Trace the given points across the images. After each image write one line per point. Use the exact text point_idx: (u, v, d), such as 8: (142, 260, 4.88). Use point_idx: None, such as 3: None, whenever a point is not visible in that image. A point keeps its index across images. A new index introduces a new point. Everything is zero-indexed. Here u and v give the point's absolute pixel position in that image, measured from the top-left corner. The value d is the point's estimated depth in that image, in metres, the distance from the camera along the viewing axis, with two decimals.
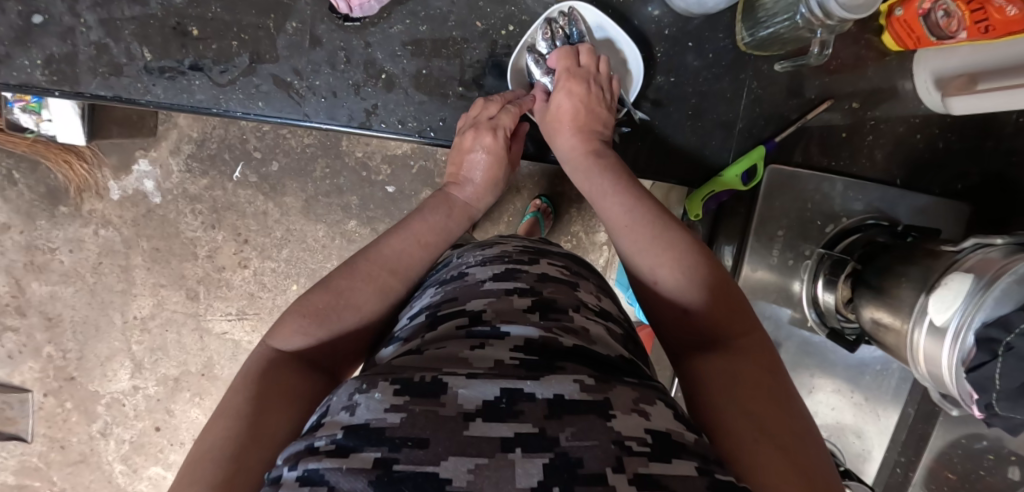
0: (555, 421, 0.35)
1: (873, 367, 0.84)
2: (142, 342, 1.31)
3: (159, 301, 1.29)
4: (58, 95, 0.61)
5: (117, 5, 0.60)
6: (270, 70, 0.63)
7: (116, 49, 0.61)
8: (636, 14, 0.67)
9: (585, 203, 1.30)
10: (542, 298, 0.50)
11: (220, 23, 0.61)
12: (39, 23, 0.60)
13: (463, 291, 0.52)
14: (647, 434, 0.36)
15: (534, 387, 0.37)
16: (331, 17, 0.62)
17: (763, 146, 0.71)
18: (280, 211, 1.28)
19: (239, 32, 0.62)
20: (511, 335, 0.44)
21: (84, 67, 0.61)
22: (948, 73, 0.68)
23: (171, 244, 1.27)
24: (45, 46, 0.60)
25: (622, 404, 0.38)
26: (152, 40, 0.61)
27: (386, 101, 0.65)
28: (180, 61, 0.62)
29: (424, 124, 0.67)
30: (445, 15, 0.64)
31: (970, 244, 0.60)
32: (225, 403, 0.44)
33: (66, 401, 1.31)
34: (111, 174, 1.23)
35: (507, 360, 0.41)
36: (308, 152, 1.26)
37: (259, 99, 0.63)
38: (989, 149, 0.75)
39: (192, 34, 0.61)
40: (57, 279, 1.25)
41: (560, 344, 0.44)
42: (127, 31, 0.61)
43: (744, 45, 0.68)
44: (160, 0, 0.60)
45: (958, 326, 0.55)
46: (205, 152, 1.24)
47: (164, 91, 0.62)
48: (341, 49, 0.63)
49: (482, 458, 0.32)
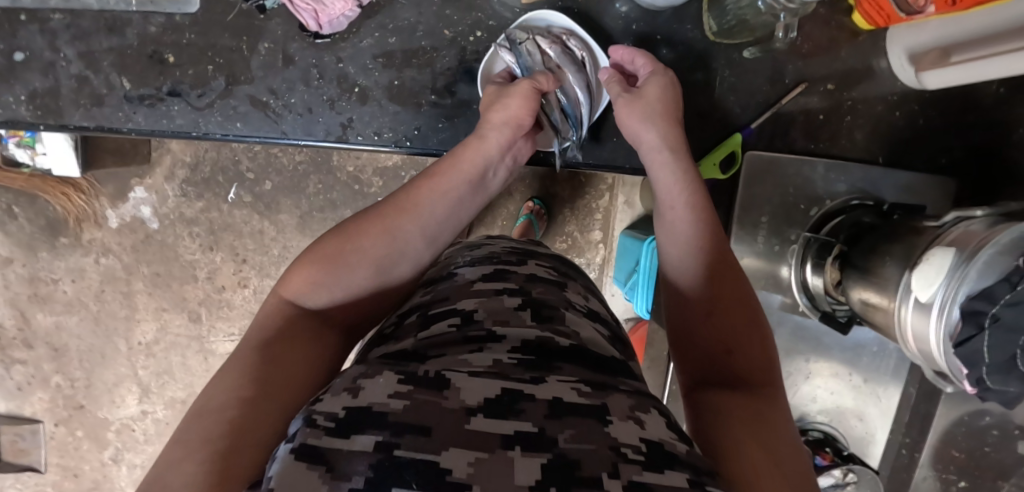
0: (554, 422, 0.35)
1: (869, 347, 0.84)
2: (148, 367, 1.32)
3: (163, 325, 1.31)
4: (43, 129, 0.63)
5: (94, 37, 0.62)
6: (247, 91, 0.64)
7: (96, 80, 0.62)
8: (605, 12, 0.68)
9: (578, 202, 1.30)
10: (532, 297, 0.50)
11: (195, 48, 0.63)
12: (21, 60, 0.62)
13: (454, 291, 0.52)
14: (642, 442, 0.35)
15: (533, 389, 0.37)
16: (302, 35, 0.63)
17: (740, 133, 0.71)
18: (276, 228, 1.29)
19: (214, 56, 0.63)
20: (507, 337, 0.44)
21: (67, 100, 0.63)
22: (921, 48, 0.68)
23: (170, 268, 1.29)
24: (28, 82, 0.62)
25: (619, 410, 0.38)
26: (130, 69, 0.63)
27: (361, 113, 0.66)
28: (158, 87, 0.63)
29: (400, 134, 0.67)
30: (414, 26, 0.65)
31: (951, 218, 0.60)
32: (235, 359, 0.43)
33: (77, 429, 1.32)
34: (108, 202, 1.25)
35: (506, 359, 0.41)
36: (300, 169, 1.27)
37: (237, 120, 0.64)
38: (971, 122, 0.75)
39: (169, 61, 0.63)
40: (62, 308, 1.28)
41: (556, 344, 0.44)
42: (105, 62, 0.62)
43: (713, 34, 0.68)
44: (136, 30, 0.62)
45: (942, 301, 0.54)
46: (199, 176, 1.26)
47: (145, 118, 0.64)
48: (313, 66, 0.64)
49: (482, 453, 0.32)
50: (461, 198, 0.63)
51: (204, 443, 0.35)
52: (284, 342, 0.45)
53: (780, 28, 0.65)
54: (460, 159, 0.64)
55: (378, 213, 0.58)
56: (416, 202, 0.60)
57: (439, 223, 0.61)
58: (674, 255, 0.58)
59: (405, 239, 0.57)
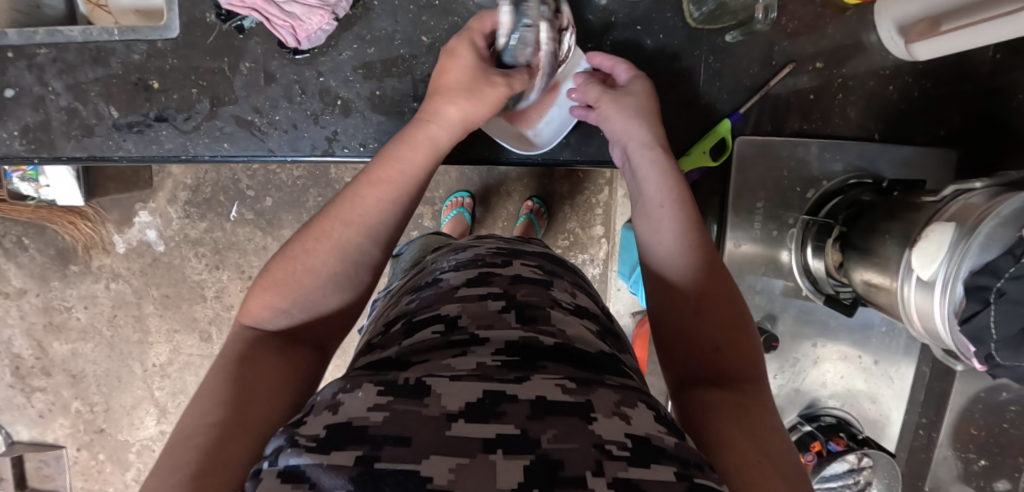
0: (537, 422, 0.34)
1: (878, 328, 0.82)
2: (164, 388, 1.36)
3: (175, 346, 1.34)
4: (37, 162, 0.64)
5: (81, 69, 0.63)
6: (232, 111, 0.64)
7: (85, 111, 0.63)
8: (585, 8, 0.68)
9: (578, 198, 1.29)
10: (516, 299, 0.50)
11: (178, 73, 0.63)
12: (12, 96, 0.63)
13: (437, 297, 0.52)
14: (628, 437, 0.35)
15: (516, 390, 0.37)
16: (282, 52, 0.63)
17: (729, 119, 0.70)
18: (280, 244, 1.30)
19: (198, 79, 0.63)
20: (491, 340, 0.44)
21: (58, 132, 0.63)
22: (910, 20, 0.67)
23: (179, 289, 1.32)
24: (21, 117, 0.63)
25: (604, 407, 0.37)
26: (116, 98, 0.63)
27: (346, 125, 0.66)
28: (146, 114, 0.64)
29: (385, 143, 0.67)
30: (392, 34, 0.65)
31: (951, 192, 0.59)
32: (202, 392, 0.43)
33: (99, 453, 1.38)
34: (114, 228, 1.28)
35: (489, 362, 0.41)
36: (299, 184, 1.28)
37: (224, 141, 0.65)
38: (969, 90, 0.74)
39: (154, 87, 0.63)
40: (77, 336, 1.33)
41: (541, 344, 0.43)
42: (92, 93, 0.63)
43: (694, 21, 0.68)
44: (120, 59, 0.63)
45: (946, 278, 0.53)
46: (201, 196, 1.28)
47: (135, 145, 0.64)
48: (295, 82, 0.64)
49: (464, 458, 0.32)
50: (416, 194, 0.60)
51: (174, 474, 0.36)
52: (249, 370, 0.45)
53: (760, 9, 0.64)
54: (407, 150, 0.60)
55: (329, 222, 0.55)
56: (366, 208, 0.56)
57: (394, 229, 0.58)
58: (663, 248, 0.56)
59: (360, 249, 0.55)
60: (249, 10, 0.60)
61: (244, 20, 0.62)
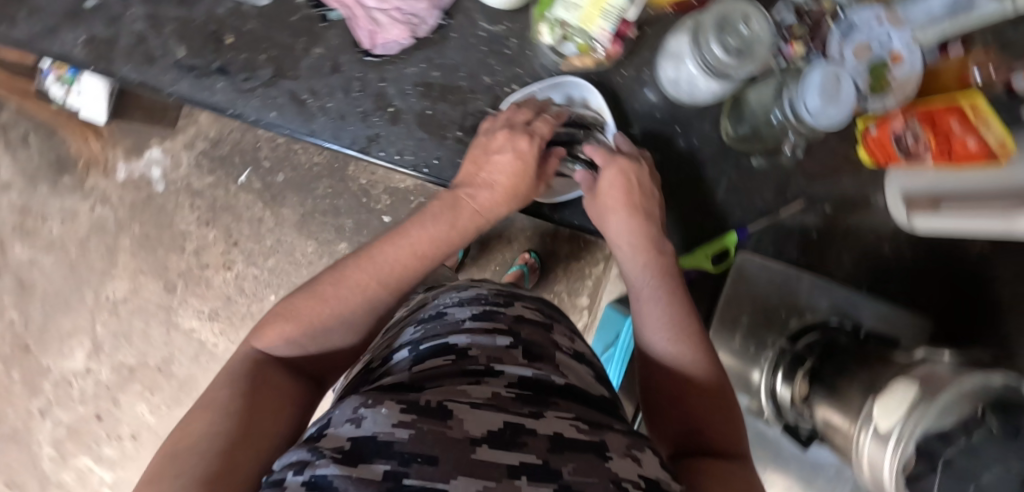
0: (556, 455, 0.35)
1: (829, 473, 0.81)
2: (107, 325, 1.32)
3: (136, 286, 1.31)
4: (90, 72, 0.64)
5: (166, 3, 0.65)
6: (290, 86, 0.66)
7: (154, 41, 0.65)
8: (635, 98, 0.73)
9: (572, 265, 1.32)
10: (523, 338, 0.51)
11: (254, 37, 0.66)
12: (91, 6, 0.64)
13: (445, 328, 0.52)
14: (641, 478, 0.36)
15: (533, 425, 0.38)
16: (354, 49, 0.67)
17: (735, 231, 0.75)
18: (276, 220, 1.30)
19: (269, 48, 0.66)
20: (505, 373, 0.45)
21: (120, 52, 0.65)
22: (917, 192, 0.72)
23: (161, 234, 1.30)
24: (90, 27, 0.64)
25: (617, 448, 0.38)
26: (188, 40, 0.65)
27: (388, 132, 0.67)
28: (209, 62, 0.66)
29: (420, 159, 0.68)
30: (457, 66, 0.69)
31: (925, 355, 0.61)
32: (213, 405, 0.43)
33: (15, 371, 1.32)
34: (122, 155, 1.29)
35: (504, 393, 0.42)
36: (314, 170, 1.30)
37: (273, 109, 0.66)
38: (954, 270, 0.79)
39: (226, 42, 0.66)
40: (43, 246, 1.30)
41: (550, 383, 0.45)
42: (167, 28, 0.65)
43: (728, 138, 0.73)
44: (205, 8, 0.65)
45: (899, 435, 0.53)
46: (218, 152, 1.30)
47: (188, 86, 0.65)
48: (357, 78, 0.67)
49: (490, 481, 0.32)
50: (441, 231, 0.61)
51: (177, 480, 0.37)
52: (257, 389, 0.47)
53: None
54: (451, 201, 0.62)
55: (352, 269, 0.56)
56: (378, 262, 0.56)
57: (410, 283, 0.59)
58: (660, 351, 0.57)
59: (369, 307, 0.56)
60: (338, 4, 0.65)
61: (330, 12, 0.66)
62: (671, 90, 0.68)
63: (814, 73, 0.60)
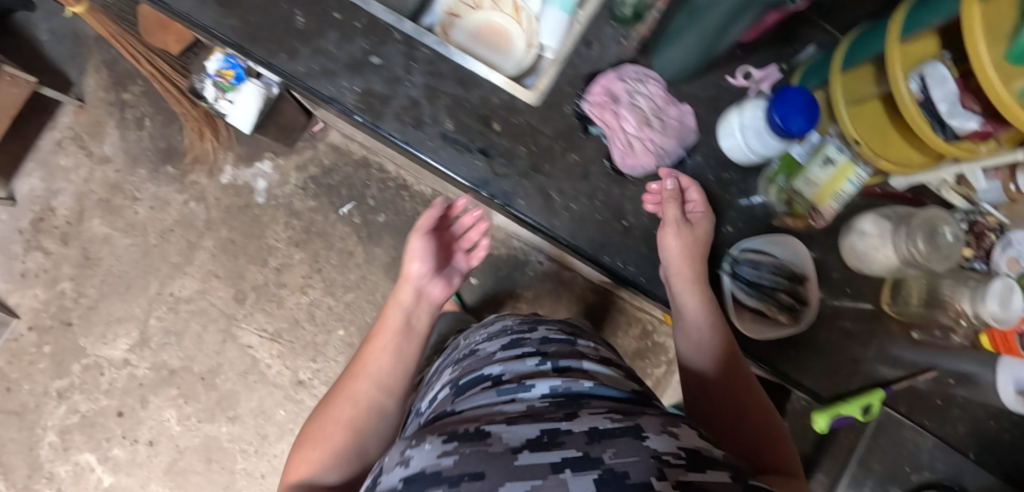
0: (597, 444, 0.33)
1: None
2: (161, 320, 1.27)
3: (204, 289, 1.27)
4: (358, 120, 0.66)
5: (444, 79, 0.67)
6: (542, 182, 0.68)
7: (425, 110, 0.67)
8: (834, 267, 0.76)
9: (639, 366, 1.36)
10: (641, 385, 0.51)
11: (520, 130, 0.68)
12: (374, 63, 0.67)
13: (477, 362, 0.56)
14: (680, 449, 0.33)
15: (569, 426, 0.36)
16: (603, 161, 0.69)
17: (881, 390, 0.74)
18: (366, 258, 1.30)
19: (530, 144, 0.68)
20: (636, 396, 0.45)
21: (391, 110, 0.66)
22: None
23: (247, 243, 1.28)
24: (369, 80, 0.67)
25: (652, 427, 0.36)
26: (458, 117, 0.67)
27: (615, 241, 0.70)
28: (473, 142, 0.67)
29: (641, 272, 0.72)
30: (689, 199, 0.71)
31: None
32: None
33: (47, 344, 1.26)
34: (232, 160, 1.29)
35: (539, 404, 0.42)
36: (417, 219, 1.32)
37: (522, 198, 0.68)
38: None
39: (493, 129, 0.68)
40: (123, 227, 1.27)
41: (660, 401, 0.46)
42: (442, 101, 0.67)
43: (887, 307, 0.76)
44: (481, 92, 0.67)
45: None
46: (327, 180, 1.31)
47: (448, 157, 0.67)
48: (601, 189, 0.69)
49: (536, 480, 0.29)
50: (399, 345, 0.74)
51: None
52: None
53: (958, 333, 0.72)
54: (387, 321, 0.76)
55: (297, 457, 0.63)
56: (350, 391, 0.69)
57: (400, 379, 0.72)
58: (689, 345, 0.71)
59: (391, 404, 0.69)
60: (604, 123, 0.68)
61: (592, 125, 0.69)
62: (852, 260, 0.74)
63: (995, 281, 0.66)
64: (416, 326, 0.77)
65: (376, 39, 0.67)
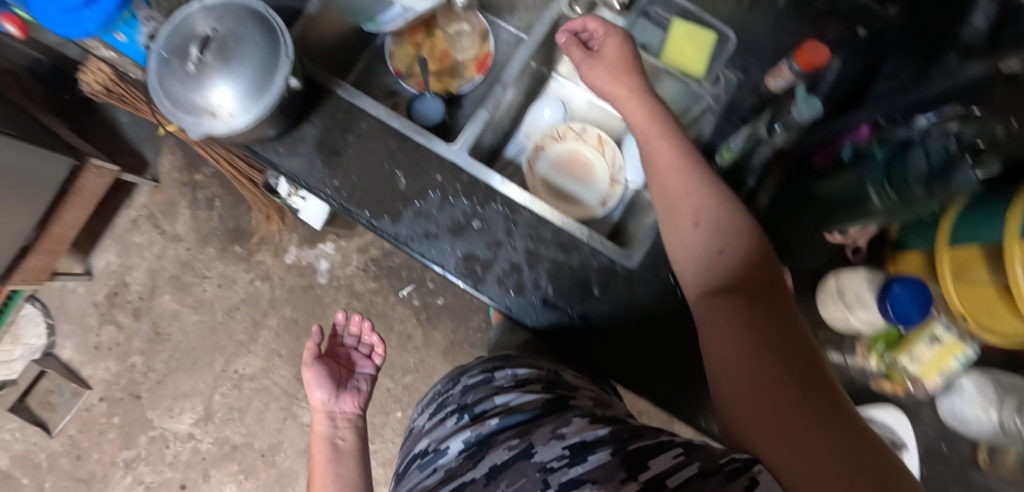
0: (498, 477, 0.41)
1: None
2: (225, 397, 1.30)
3: (267, 367, 1.30)
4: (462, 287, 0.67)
5: (546, 244, 0.67)
6: (642, 349, 0.65)
7: (526, 274, 0.67)
8: None
9: None
10: (559, 394, 0.53)
11: (620, 294, 0.66)
12: (476, 226, 0.67)
13: (416, 442, 0.56)
14: (611, 455, 0.39)
15: (476, 473, 0.43)
16: None
17: None
18: (424, 340, 1.32)
19: (631, 310, 0.66)
20: (523, 409, 0.50)
21: (493, 275, 0.67)
22: None
23: (309, 323, 1.31)
24: (471, 244, 0.67)
25: (541, 439, 0.44)
26: (558, 281, 0.67)
27: None
28: (573, 308, 0.66)
29: None
30: None
31: None
32: None
33: (117, 415, 1.30)
34: (296, 241, 1.32)
35: (466, 440, 0.49)
36: (474, 303, 1.33)
37: (622, 366, 0.65)
38: None
39: (593, 294, 0.66)
40: (192, 303, 1.31)
41: (563, 401, 0.52)
42: (544, 265, 0.67)
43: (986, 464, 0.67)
44: (582, 256, 0.67)
45: None
46: (388, 263, 1.33)
47: (549, 324, 0.66)
48: None
49: None
50: (337, 469, 0.68)
51: None
52: None
53: None
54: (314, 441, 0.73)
55: None
56: None
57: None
58: (676, 240, 0.54)
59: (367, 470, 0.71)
60: None
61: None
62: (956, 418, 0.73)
63: None
64: (342, 446, 0.73)
65: (478, 203, 0.68)
